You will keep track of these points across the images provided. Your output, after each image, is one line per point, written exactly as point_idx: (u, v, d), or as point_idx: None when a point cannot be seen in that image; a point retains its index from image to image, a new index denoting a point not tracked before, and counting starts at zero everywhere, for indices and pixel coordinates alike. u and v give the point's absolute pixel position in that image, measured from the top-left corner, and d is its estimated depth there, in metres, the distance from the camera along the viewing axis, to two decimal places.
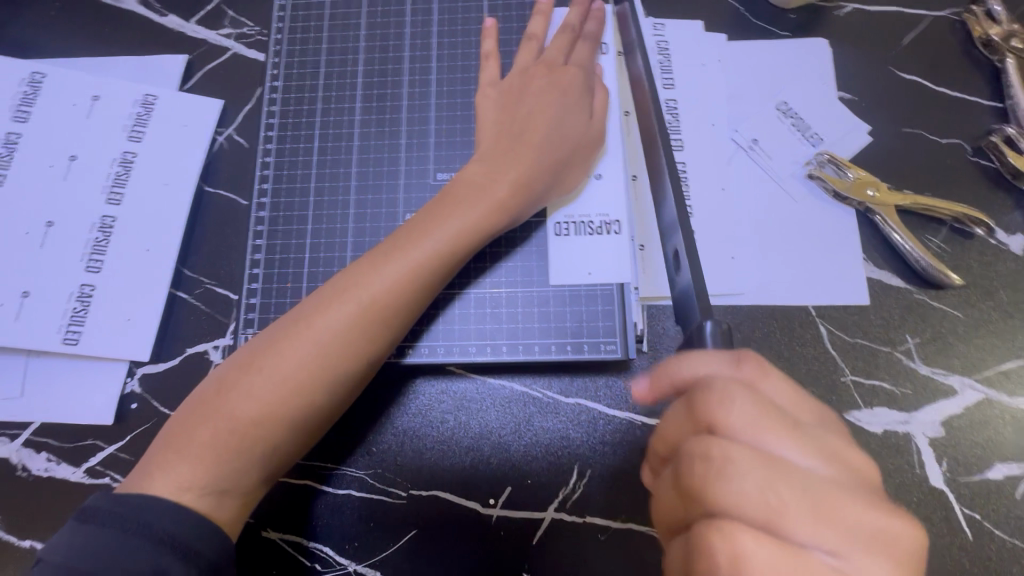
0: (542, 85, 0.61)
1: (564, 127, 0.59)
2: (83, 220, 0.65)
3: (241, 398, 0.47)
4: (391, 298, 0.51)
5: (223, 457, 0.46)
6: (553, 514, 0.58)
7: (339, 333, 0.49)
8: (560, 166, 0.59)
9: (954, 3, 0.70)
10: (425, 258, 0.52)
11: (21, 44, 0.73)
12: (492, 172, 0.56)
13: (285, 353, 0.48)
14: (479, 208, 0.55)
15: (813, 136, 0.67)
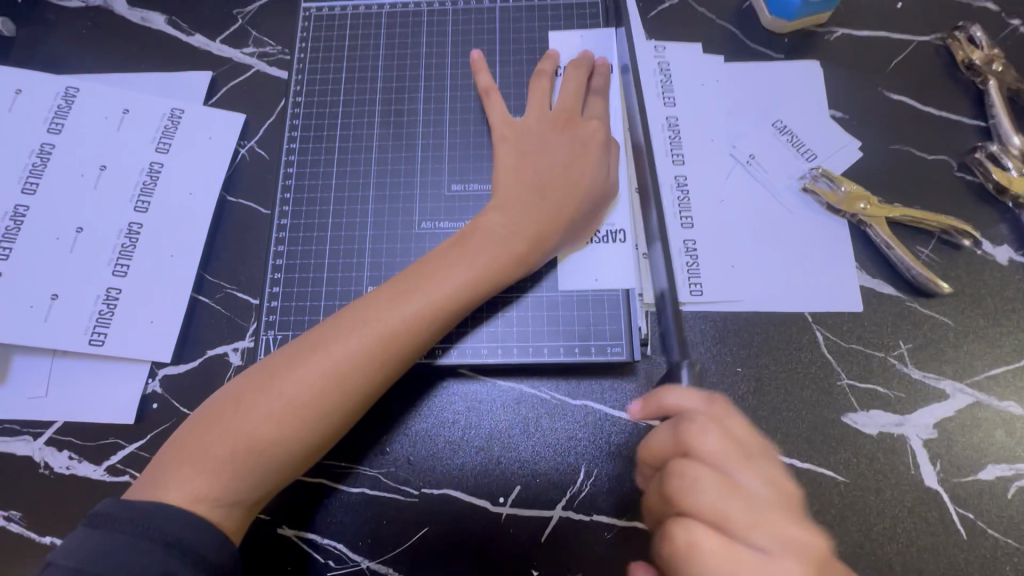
0: (560, 135, 0.64)
1: (583, 183, 0.62)
2: (111, 227, 0.68)
3: (257, 415, 0.50)
4: (405, 334, 0.54)
5: (235, 474, 0.49)
6: (561, 512, 0.60)
7: (354, 359, 0.52)
8: (575, 216, 0.61)
9: (938, 28, 0.74)
10: (438, 298, 0.55)
11: (55, 61, 0.77)
12: (518, 227, 0.59)
13: (302, 376, 0.51)
14: (491, 251, 0.57)
15: (808, 151, 0.70)
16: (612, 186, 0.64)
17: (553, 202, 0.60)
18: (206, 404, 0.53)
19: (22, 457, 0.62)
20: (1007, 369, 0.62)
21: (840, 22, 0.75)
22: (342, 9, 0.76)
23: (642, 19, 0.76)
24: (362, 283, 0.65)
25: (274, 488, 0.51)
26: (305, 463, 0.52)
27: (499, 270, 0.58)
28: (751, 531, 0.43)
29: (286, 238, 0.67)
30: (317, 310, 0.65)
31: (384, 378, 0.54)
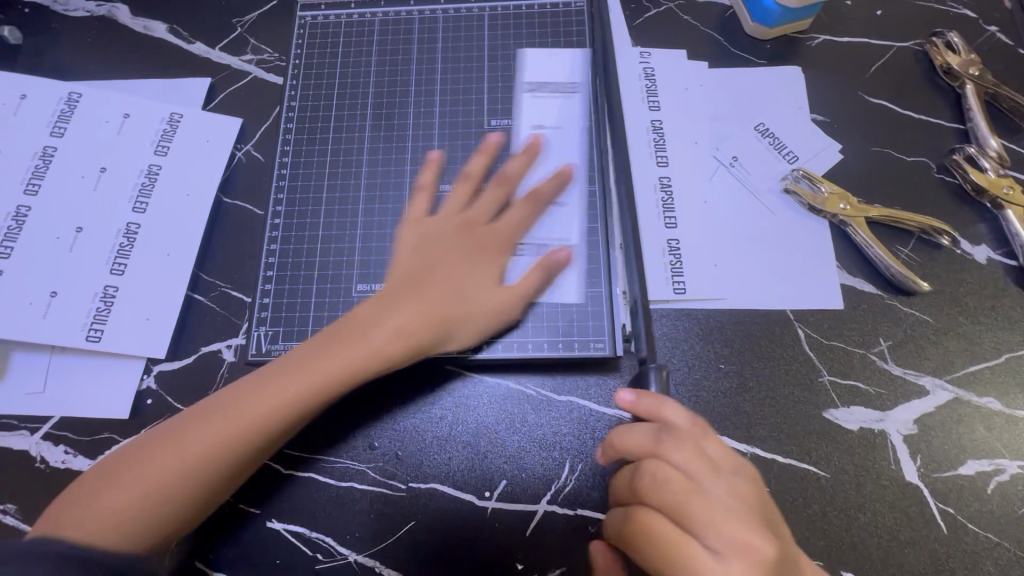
0: (459, 251, 0.61)
1: (469, 290, 0.60)
2: (110, 227, 0.70)
3: (161, 464, 0.51)
4: (305, 399, 0.53)
5: (124, 522, 0.49)
6: (546, 506, 0.61)
7: (262, 415, 0.52)
8: (455, 320, 0.59)
9: (916, 34, 0.76)
10: (337, 364, 0.54)
11: (59, 68, 0.80)
12: (422, 294, 0.58)
13: (210, 428, 0.52)
14: (396, 314, 0.56)
15: (789, 153, 0.72)
16: (511, 296, 0.62)
17: (478, 281, 0.61)
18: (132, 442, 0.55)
19: (19, 451, 0.64)
20: (987, 366, 0.63)
21: (821, 28, 0.77)
22: (337, 17, 0.78)
23: (628, 26, 0.78)
24: (352, 281, 0.67)
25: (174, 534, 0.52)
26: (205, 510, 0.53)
27: (405, 346, 0.56)
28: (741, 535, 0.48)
29: (279, 237, 0.69)
30: (308, 307, 0.66)
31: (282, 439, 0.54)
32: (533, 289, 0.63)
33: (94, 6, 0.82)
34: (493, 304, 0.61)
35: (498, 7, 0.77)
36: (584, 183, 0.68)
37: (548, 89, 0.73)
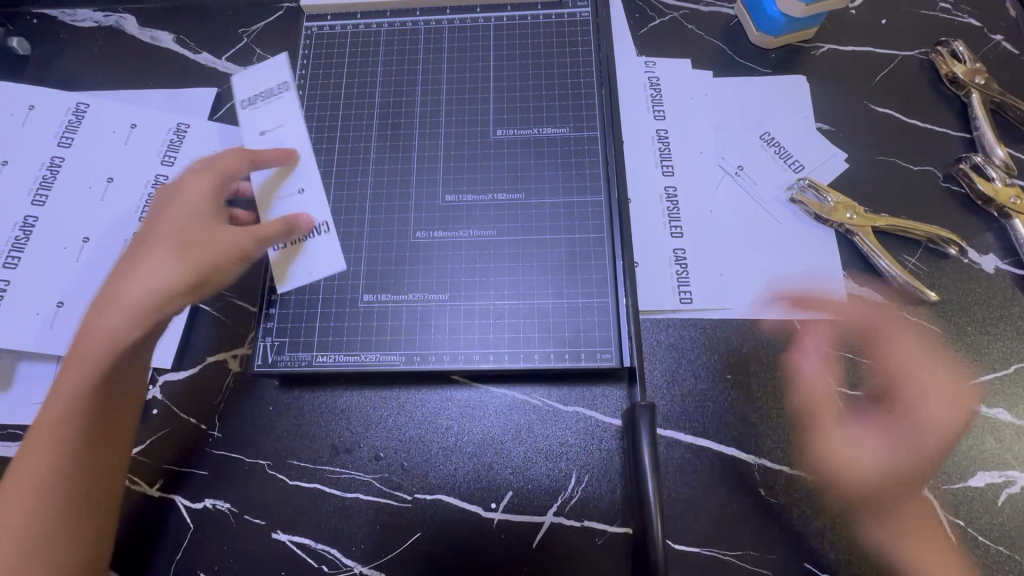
0: (167, 211, 0.58)
1: (190, 224, 0.57)
2: (116, 237, 0.70)
3: (22, 475, 0.49)
4: (91, 384, 0.51)
5: (18, 569, 0.47)
6: (553, 518, 0.61)
7: (65, 385, 0.51)
8: (182, 254, 0.55)
9: (921, 44, 0.76)
10: (101, 345, 0.52)
11: (66, 78, 0.80)
12: (202, 246, 0.56)
13: (45, 417, 0.51)
14: (149, 272, 0.54)
15: (795, 163, 0.72)
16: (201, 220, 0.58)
17: (190, 227, 0.57)
18: None
19: None
20: (995, 377, 0.62)
21: (826, 37, 0.77)
22: (342, 27, 0.78)
23: (633, 36, 0.79)
24: (358, 291, 0.67)
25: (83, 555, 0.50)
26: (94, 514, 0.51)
27: (180, 280, 0.54)
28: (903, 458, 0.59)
29: None
30: (314, 318, 0.66)
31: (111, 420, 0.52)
32: (257, 227, 0.60)
33: (101, 16, 0.83)
34: (232, 240, 0.58)
35: (502, 17, 0.78)
36: (589, 193, 0.68)
37: (263, 100, 0.69)
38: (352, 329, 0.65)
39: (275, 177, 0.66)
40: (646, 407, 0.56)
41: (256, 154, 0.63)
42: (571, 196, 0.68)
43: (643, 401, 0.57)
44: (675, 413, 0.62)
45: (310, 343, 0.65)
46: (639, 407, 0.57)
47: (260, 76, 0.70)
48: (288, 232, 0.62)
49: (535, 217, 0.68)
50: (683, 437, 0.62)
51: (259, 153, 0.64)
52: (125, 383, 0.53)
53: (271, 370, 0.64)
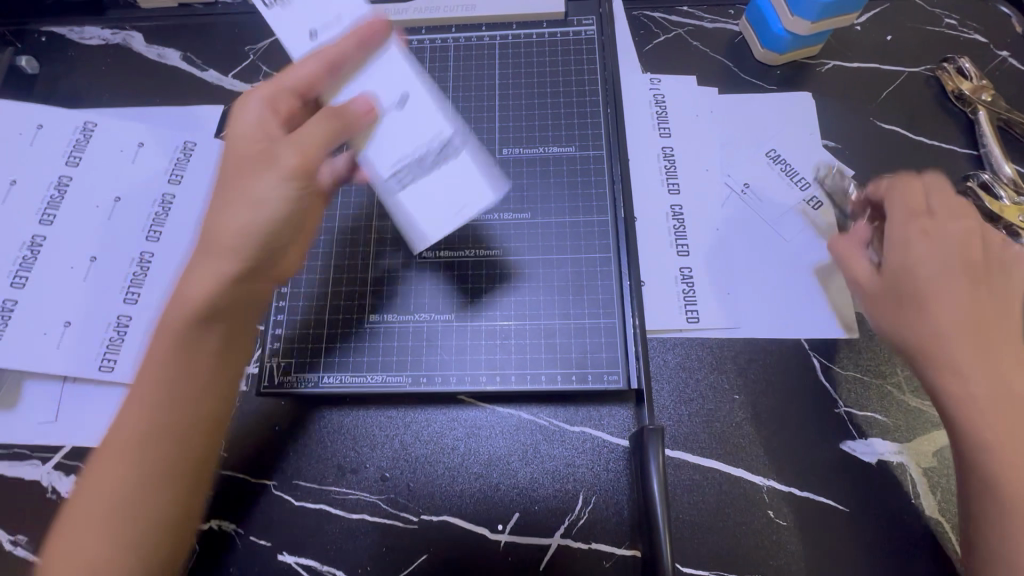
0: (245, 149, 0.51)
1: (289, 157, 0.51)
2: (123, 255, 0.70)
3: (113, 439, 0.49)
4: (155, 368, 0.50)
5: (123, 533, 0.48)
6: (560, 539, 0.60)
7: (154, 353, 0.50)
8: (275, 187, 0.50)
9: (927, 61, 0.76)
10: (172, 329, 0.50)
11: (75, 96, 0.81)
12: (250, 162, 0.51)
13: (132, 395, 0.50)
14: (216, 243, 0.50)
15: (801, 180, 0.71)
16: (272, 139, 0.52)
17: (234, 165, 0.51)
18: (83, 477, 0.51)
19: (30, 481, 0.64)
20: None
21: (831, 54, 0.77)
22: None
23: (638, 53, 0.79)
24: (364, 311, 0.67)
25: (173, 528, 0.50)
26: (177, 492, 0.50)
27: (254, 222, 0.50)
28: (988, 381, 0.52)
29: None
30: (320, 338, 0.66)
31: (180, 403, 0.50)
32: (326, 137, 0.51)
33: (109, 34, 0.84)
34: (292, 152, 0.51)
35: (508, 35, 0.78)
36: (596, 211, 0.68)
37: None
38: (358, 349, 0.66)
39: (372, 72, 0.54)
40: (653, 430, 0.56)
41: (326, 53, 0.52)
42: (578, 215, 0.69)
43: (651, 425, 0.57)
44: (683, 434, 0.62)
45: (316, 363, 0.65)
46: (647, 429, 0.56)
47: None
48: (347, 125, 0.51)
49: (543, 236, 0.68)
50: (691, 458, 0.61)
51: (330, 52, 0.52)
52: (202, 338, 0.51)
53: (278, 390, 0.64)
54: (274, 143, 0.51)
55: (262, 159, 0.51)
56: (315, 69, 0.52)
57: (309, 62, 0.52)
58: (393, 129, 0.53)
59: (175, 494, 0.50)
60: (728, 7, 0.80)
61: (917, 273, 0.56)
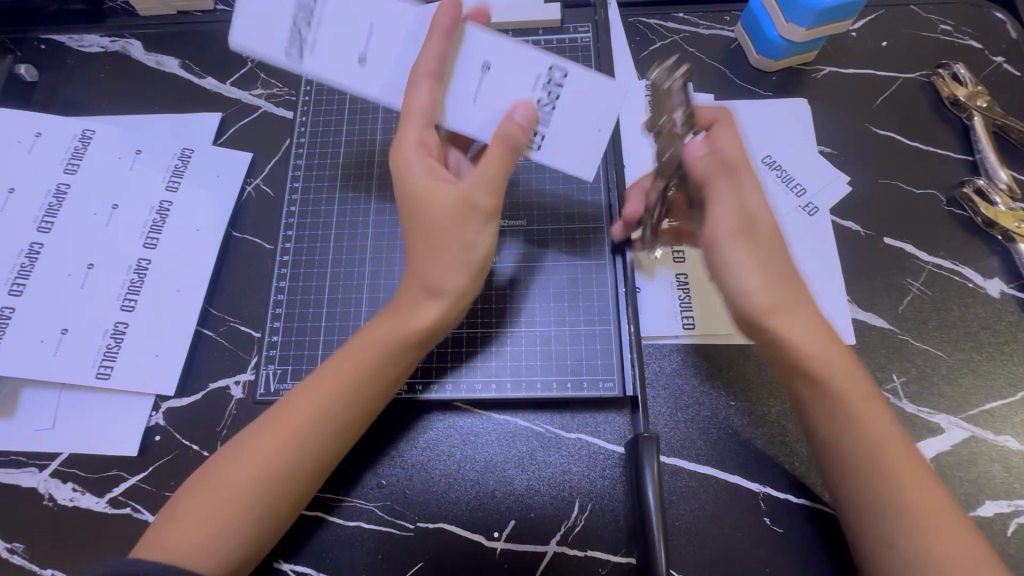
0: (427, 184, 0.55)
1: (436, 206, 0.54)
2: (121, 263, 0.70)
3: (300, 447, 0.53)
4: (335, 387, 0.54)
5: (225, 525, 0.51)
6: (556, 547, 0.60)
7: (339, 376, 0.55)
8: (434, 244, 0.54)
9: (922, 66, 0.76)
10: (363, 352, 0.55)
11: (73, 104, 0.81)
12: (468, 212, 0.54)
13: (304, 399, 0.54)
14: (422, 274, 0.55)
15: (797, 186, 0.71)
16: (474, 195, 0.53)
17: (454, 209, 0.54)
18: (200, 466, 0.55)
19: (27, 489, 0.64)
20: (1002, 404, 0.62)
21: (827, 60, 0.77)
22: None
23: (633, 59, 0.79)
24: (360, 319, 0.67)
25: (287, 512, 0.54)
26: (315, 478, 0.55)
27: (469, 264, 0.54)
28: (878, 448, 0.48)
29: (287, 273, 0.69)
30: (316, 346, 0.66)
31: (355, 415, 0.55)
32: (498, 176, 0.53)
33: (108, 42, 0.84)
34: (480, 195, 0.53)
35: None
36: (591, 218, 0.69)
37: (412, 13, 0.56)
38: None
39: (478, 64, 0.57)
40: (648, 437, 0.56)
41: (439, 24, 0.54)
42: (574, 222, 0.69)
43: (647, 432, 0.57)
44: (679, 441, 0.62)
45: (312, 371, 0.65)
46: (642, 436, 0.56)
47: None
48: (520, 145, 0.54)
49: (539, 242, 0.68)
50: (687, 465, 0.61)
51: (439, 23, 0.54)
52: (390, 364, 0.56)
53: (274, 399, 0.64)
54: (444, 185, 0.55)
55: (460, 211, 0.54)
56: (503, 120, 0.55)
57: (433, 46, 0.54)
58: (573, 98, 0.57)
59: (297, 496, 0.54)
60: (724, 13, 0.81)
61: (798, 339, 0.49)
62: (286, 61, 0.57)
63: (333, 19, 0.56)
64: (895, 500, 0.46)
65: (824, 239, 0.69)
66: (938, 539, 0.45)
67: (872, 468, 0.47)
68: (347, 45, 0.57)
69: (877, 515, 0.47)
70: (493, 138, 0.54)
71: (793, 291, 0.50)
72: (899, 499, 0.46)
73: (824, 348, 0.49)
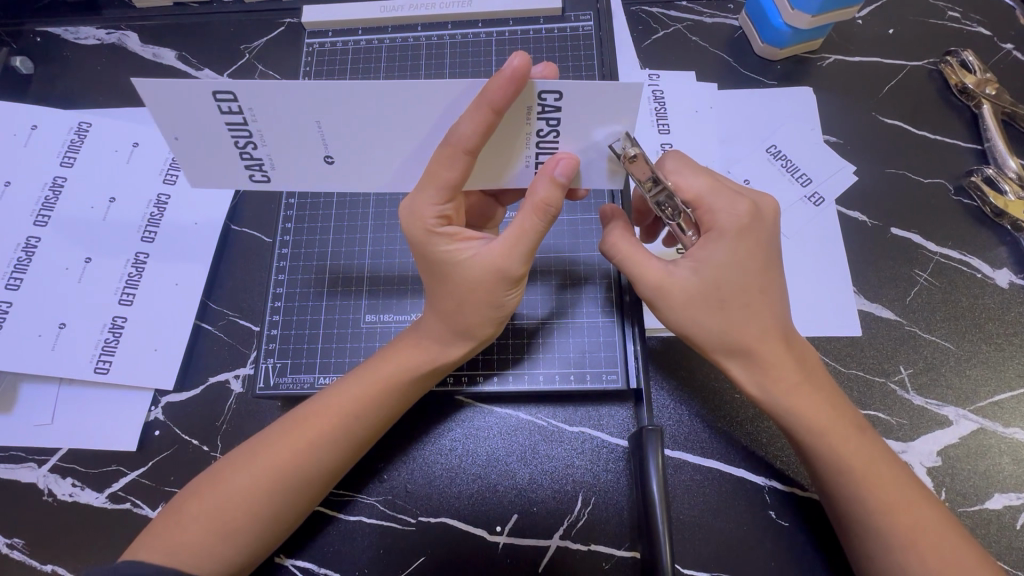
0: (448, 247, 0.54)
1: (461, 269, 0.54)
2: (119, 256, 0.70)
3: (316, 459, 0.54)
4: (355, 409, 0.55)
5: (230, 529, 0.51)
6: (559, 541, 0.59)
7: (361, 396, 0.56)
8: (462, 297, 0.55)
9: (929, 54, 0.75)
10: (383, 378, 0.56)
11: (69, 97, 0.80)
12: (497, 281, 0.54)
13: (325, 415, 0.55)
14: (445, 313, 0.56)
15: (802, 176, 0.70)
16: (504, 262, 0.53)
17: (488, 275, 0.53)
18: (208, 467, 0.56)
19: (25, 484, 0.63)
20: (1011, 395, 0.61)
21: (832, 48, 0.76)
22: (344, 43, 0.78)
23: (635, 48, 0.78)
24: (360, 311, 0.67)
25: (291, 521, 0.54)
26: (322, 490, 0.56)
27: (495, 317, 0.56)
28: (871, 473, 0.51)
29: (287, 266, 0.69)
30: (316, 339, 0.66)
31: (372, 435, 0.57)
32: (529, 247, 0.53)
33: (104, 34, 0.83)
34: (511, 263, 0.53)
35: (504, 32, 0.77)
36: (594, 210, 0.68)
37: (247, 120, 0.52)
38: (354, 350, 0.65)
39: (510, 114, 0.49)
40: (652, 429, 0.55)
41: (492, 101, 0.46)
42: (576, 214, 0.68)
43: (651, 424, 0.56)
44: (683, 433, 0.61)
45: (312, 365, 0.65)
46: (647, 428, 0.55)
47: (166, 104, 0.51)
48: (556, 209, 0.52)
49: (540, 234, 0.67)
50: (692, 458, 0.60)
51: (489, 96, 0.46)
52: (411, 389, 0.57)
53: (274, 392, 0.64)
54: (472, 247, 0.54)
55: (490, 278, 0.53)
56: (537, 180, 0.51)
57: (473, 116, 0.47)
58: (578, 123, 0.50)
59: (304, 505, 0.54)
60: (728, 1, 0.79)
61: (796, 372, 0.53)
62: (255, 182, 0.57)
63: (272, 134, 0.53)
64: (886, 522, 0.49)
65: (830, 230, 0.68)
66: (922, 561, 0.48)
67: (850, 497, 0.51)
68: (306, 154, 0.54)
69: (861, 537, 0.51)
70: (525, 204, 0.51)
71: (757, 345, 0.52)
72: (879, 526, 0.49)
73: (790, 396, 0.52)
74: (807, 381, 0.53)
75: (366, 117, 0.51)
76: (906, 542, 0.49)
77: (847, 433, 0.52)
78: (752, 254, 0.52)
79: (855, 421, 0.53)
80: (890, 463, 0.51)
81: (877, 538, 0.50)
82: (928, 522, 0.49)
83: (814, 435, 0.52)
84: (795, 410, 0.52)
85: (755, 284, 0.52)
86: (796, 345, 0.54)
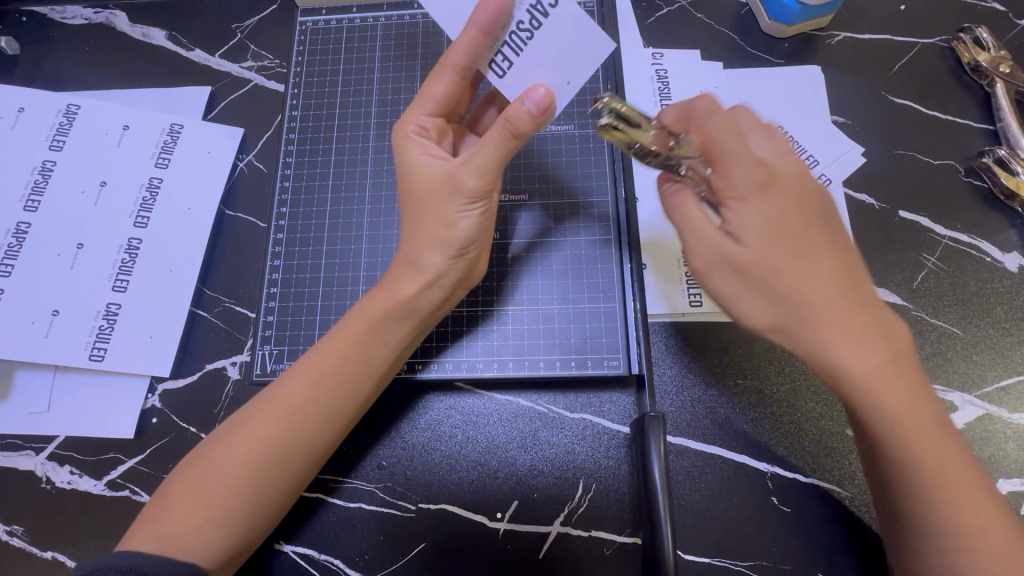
0: (413, 154, 0.56)
1: (428, 182, 0.55)
2: (111, 243, 0.68)
3: (290, 430, 0.53)
4: (331, 374, 0.54)
5: (212, 509, 0.50)
6: (560, 527, 0.59)
7: (332, 361, 0.55)
8: (427, 214, 0.54)
9: (942, 31, 0.73)
10: (354, 334, 0.55)
11: (57, 78, 0.78)
12: (433, 194, 0.54)
13: (297, 383, 0.54)
14: (416, 259, 0.55)
15: (809, 158, 0.68)
16: (457, 168, 0.53)
17: (442, 185, 0.54)
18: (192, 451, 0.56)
19: (24, 473, 0.63)
20: (1018, 381, 0.60)
21: (842, 25, 0.74)
22: (337, 21, 0.76)
23: (639, 26, 0.75)
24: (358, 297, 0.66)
25: (281, 506, 0.54)
26: (309, 470, 0.55)
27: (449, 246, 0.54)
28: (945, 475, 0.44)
29: (282, 252, 0.67)
30: (313, 326, 0.65)
31: (343, 400, 0.55)
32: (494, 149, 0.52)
33: (91, 13, 0.81)
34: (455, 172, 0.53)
35: None
36: (595, 194, 0.67)
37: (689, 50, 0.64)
38: None
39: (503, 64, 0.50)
40: (654, 417, 0.55)
41: (479, 19, 0.48)
42: (577, 196, 0.67)
43: (654, 411, 0.55)
44: (685, 419, 0.61)
45: None
46: (648, 416, 0.55)
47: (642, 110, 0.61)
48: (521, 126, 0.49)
49: (539, 217, 0.66)
50: (693, 444, 0.60)
51: (477, 15, 0.48)
52: (381, 351, 0.56)
53: (270, 379, 0.63)
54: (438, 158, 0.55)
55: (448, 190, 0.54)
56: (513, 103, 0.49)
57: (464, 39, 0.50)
58: None
59: (286, 484, 0.53)
60: None
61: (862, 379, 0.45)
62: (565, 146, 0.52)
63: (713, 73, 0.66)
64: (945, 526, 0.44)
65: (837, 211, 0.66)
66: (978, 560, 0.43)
67: (903, 497, 0.46)
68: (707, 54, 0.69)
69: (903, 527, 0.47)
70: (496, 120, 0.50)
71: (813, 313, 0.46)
72: (928, 527, 0.45)
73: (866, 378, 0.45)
74: (890, 364, 0.45)
75: (516, 64, 0.50)
76: (957, 540, 0.44)
77: (882, 373, 0.45)
78: (792, 152, 0.50)
79: (927, 417, 0.45)
80: (932, 402, 0.45)
81: (922, 530, 0.45)
82: (991, 530, 0.43)
83: (880, 425, 0.45)
84: (872, 403, 0.45)
85: (797, 178, 0.48)
86: (847, 317, 0.46)
